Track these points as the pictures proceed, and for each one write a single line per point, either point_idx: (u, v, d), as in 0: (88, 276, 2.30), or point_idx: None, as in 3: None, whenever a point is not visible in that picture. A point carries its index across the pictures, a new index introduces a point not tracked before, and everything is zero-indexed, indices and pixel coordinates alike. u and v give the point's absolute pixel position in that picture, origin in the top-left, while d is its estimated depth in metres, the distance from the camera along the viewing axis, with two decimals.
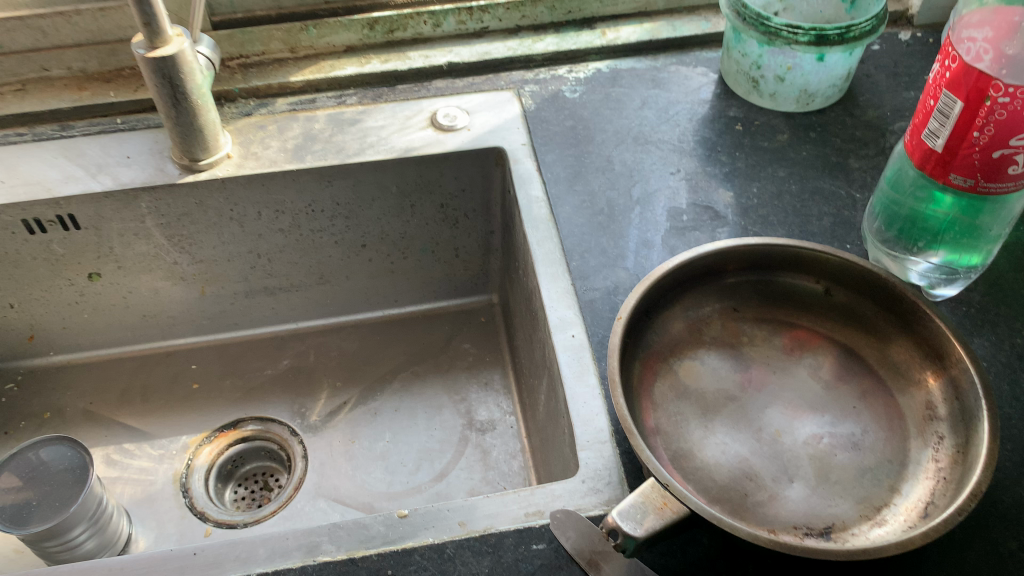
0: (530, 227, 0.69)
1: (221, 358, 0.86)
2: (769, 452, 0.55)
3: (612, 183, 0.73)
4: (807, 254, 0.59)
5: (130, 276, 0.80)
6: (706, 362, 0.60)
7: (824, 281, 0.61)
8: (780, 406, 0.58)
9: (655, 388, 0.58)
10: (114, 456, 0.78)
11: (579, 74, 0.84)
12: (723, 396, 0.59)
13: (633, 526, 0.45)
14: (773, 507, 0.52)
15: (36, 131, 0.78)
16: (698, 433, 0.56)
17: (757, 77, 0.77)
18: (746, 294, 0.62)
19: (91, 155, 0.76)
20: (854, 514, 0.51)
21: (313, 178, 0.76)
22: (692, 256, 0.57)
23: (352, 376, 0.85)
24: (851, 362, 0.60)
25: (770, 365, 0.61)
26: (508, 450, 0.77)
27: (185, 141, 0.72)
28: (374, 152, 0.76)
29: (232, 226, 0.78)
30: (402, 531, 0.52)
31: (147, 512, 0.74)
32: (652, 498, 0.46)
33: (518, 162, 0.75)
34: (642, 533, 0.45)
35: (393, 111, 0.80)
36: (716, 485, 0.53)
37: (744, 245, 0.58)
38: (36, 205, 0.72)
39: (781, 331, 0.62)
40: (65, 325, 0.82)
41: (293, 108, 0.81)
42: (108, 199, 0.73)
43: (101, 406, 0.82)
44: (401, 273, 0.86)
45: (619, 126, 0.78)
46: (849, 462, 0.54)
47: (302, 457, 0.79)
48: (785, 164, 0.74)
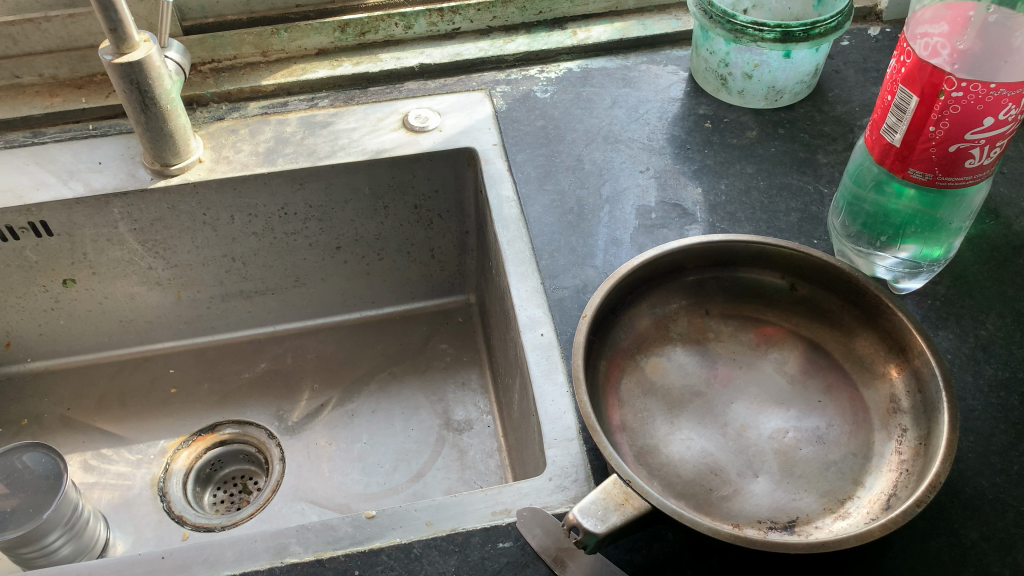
0: (500, 227, 0.69)
1: (198, 362, 0.86)
2: (735, 447, 0.56)
3: (582, 182, 0.73)
4: (771, 249, 0.59)
5: (105, 282, 0.80)
6: (673, 359, 0.61)
7: (789, 277, 0.61)
8: (746, 401, 0.59)
9: (621, 385, 0.58)
10: (92, 461, 0.78)
11: (551, 73, 0.85)
12: (689, 392, 0.59)
13: (594, 522, 0.45)
14: (738, 501, 0.53)
15: (7, 139, 0.78)
16: (664, 429, 0.57)
17: (725, 75, 0.78)
18: (712, 291, 0.63)
19: (62, 161, 0.76)
20: (817, 507, 0.52)
21: (285, 181, 0.76)
22: (656, 253, 0.58)
23: (330, 378, 0.85)
24: (816, 356, 0.60)
25: (736, 361, 0.61)
26: (485, 449, 0.78)
27: (156, 146, 0.72)
28: (346, 154, 0.76)
29: (206, 231, 0.78)
30: (369, 532, 0.52)
31: (124, 516, 0.74)
32: (614, 494, 0.47)
33: (489, 163, 0.75)
34: (603, 529, 0.45)
35: (365, 113, 0.80)
36: (682, 481, 0.54)
37: (707, 242, 0.59)
38: (8, 212, 0.72)
39: (747, 327, 0.63)
40: (41, 332, 0.82)
41: (265, 111, 0.81)
42: (79, 205, 0.74)
43: (78, 412, 0.82)
44: (377, 274, 0.86)
45: (590, 125, 0.79)
46: (813, 456, 0.55)
47: (280, 460, 0.79)
48: (754, 161, 0.74)
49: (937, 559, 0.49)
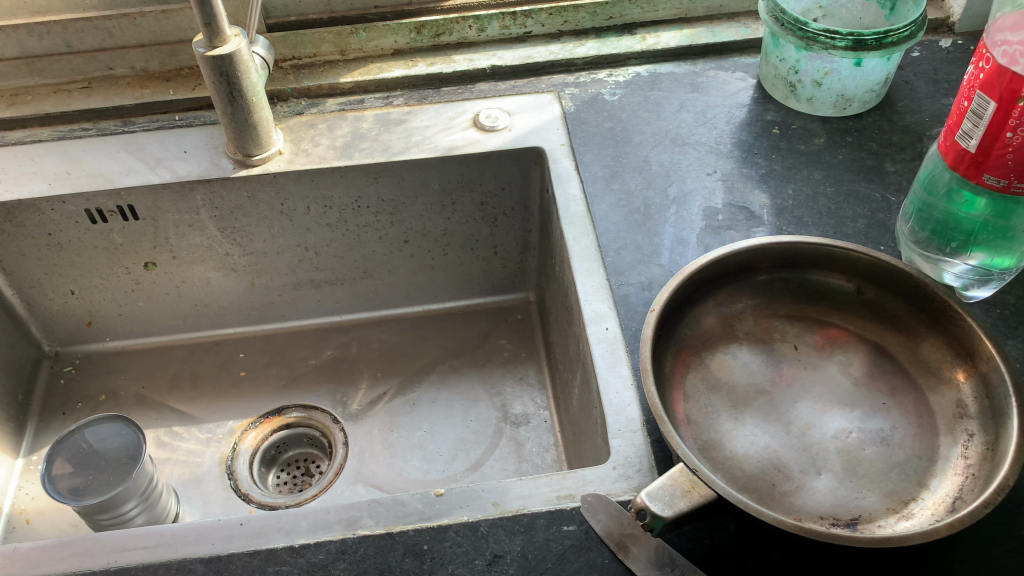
0: (568, 223, 0.71)
1: (267, 348, 0.90)
2: (798, 445, 0.57)
3: (648, 183, 0.74)
4: (839, 252, 0.60)
5: (183, 267, 0.84)
6: (738, 357, 0.62)
7: (856, 280, 0.61)
8: (810, 401, 0.59)
9: (686, 380, 0.59)
10: (164, 438, 0.81)
11: (619, 77, 0.86)
12: (752, 389, 0.60)
13: (662, 507, 0.47)
14: (800, 497, 0.53)
15: (99, 126, 0.83)
16: (727, 424, 0.58)
17: (794, 82, 0.79)
18: (778, 292, 0.63)
19: (150, 149, 0.80)
20: (881, 507, 0.52)
21: (361, 174, 0.78)
22: (725, 252, 0.59)
23: (392, 368, 0.87)
24: (881, 360, 0.61)
25: (801, 362, 0.62)
26: (542, 443, 0.79)
27: (240, 137, 0.75)
28: (419, 150, 0.79)
29: (282, 220, 0.81)
30: (437, 509, 0.54)
31: (194, 491, 0.77)
32: (681, 481, 0.48)
33: (557, 162, 0.77)
34: (670, 514, 0.46)
35: (438, 112, 0.83)
36: (744, 475, 0.55)
37: (776, 242, 0.60)
38: (99, 195, 0.76)
39: (813, 329, 0.63)
40: (121, 312, 0.87)
41: (342, 107, 0.84)
42: (165, 191, 0.77)
43: (152, 391, 0.86)
44: (442, 269, 0.89)
45: (657, 128, 0.80)
46: (876, 457, 0.55)
47: (343, 444, 0.81)
48: (821, 167, 0.75)
49: (1001, 563, 0.49)
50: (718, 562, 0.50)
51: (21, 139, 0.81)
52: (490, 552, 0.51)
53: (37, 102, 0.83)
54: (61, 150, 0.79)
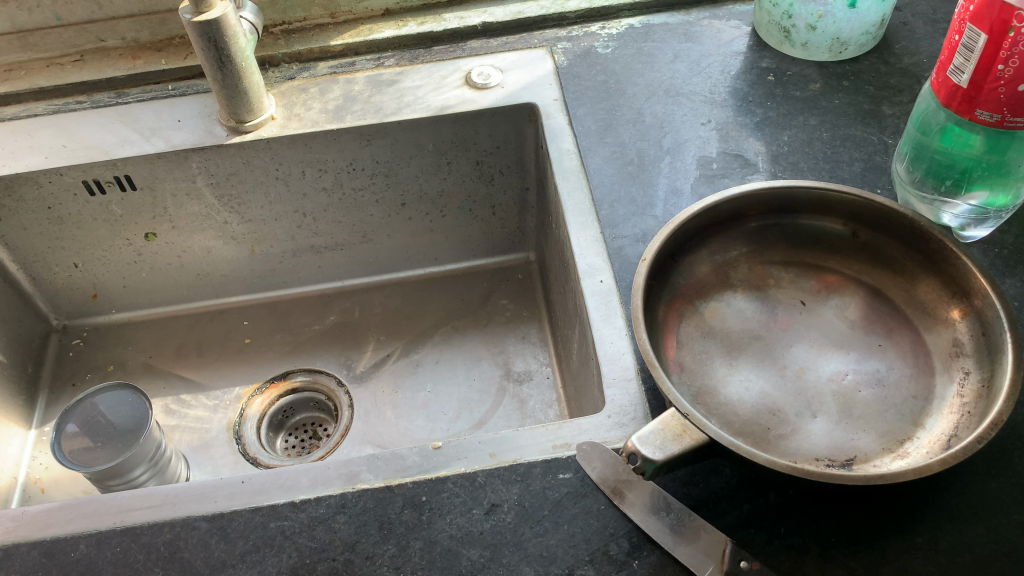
0: (561, 178, 0.70)
1: (271, 314, 0.91)
2: (794, 390, 0.57)
3: (642, 135, 0.74)
4: (833, 196, 0.59)
5: (184, 236, 0.84)
6: (733, 304, 0.62)
7: (851, 224, 0.61)
8: (806, 345, 0.60)
9: (680, 328, 0.59)
10: (172, 406, 0.83)
11: (612, 29, 0.85)
12: (748, 335, 0.60)
13: (652, 450, 0.47)
14: (796, 440, 0.53)
15: (93, 99, 0.83)
16: (722, 370, 0.58)
17: (788, 27, 0.77)
18: (773, 238, 0.63)
19: (144, 119, 0.80)
20: (876, 447, 0.52)
21: (354, 137, 0.78)
22: (716, 199, 0.58)
23: (395, 331, 0.88)
24: (877, 303, 0.60)
25: (797, 307, 0.62)
26: (544, 399, 0.80)
27: (231, 102, 0.75)
28: (411, 111, 0.78)
29: (278, 186, 0.81)
30: (435, 461, 0.54)
31: (203, 457, 0.79)
32: (672, 426, 0.48)
33: (550, 117, 0.76)
34: (661, 457, 0.47)
35: (429, 71, 0.82)
36: (739, 420, 0.55)
37: (769, 188, 0.59)
38: (95, 167, 0.77)
39: (808, 274, 0.63)
40: (125, 284, 0.88)
41: (333, 70, 0.83)
42: (160, 160, 0.77)
43: (159, 360, 0.87)
44: (440, 231, 0.89)
45: (651, 80, 0.79)
46: (872, 398, 0.55)
47: (348, 406, 0.82)
48: (817, 113, 0.74)
49: (997, 499, 0.49)
50: (713, 505, 0.50)
51: (17, 114, 0.81)
52: (487, 502, 0.52)
53: (30, 76, 0.83)
54: (55, 123, 0.80)
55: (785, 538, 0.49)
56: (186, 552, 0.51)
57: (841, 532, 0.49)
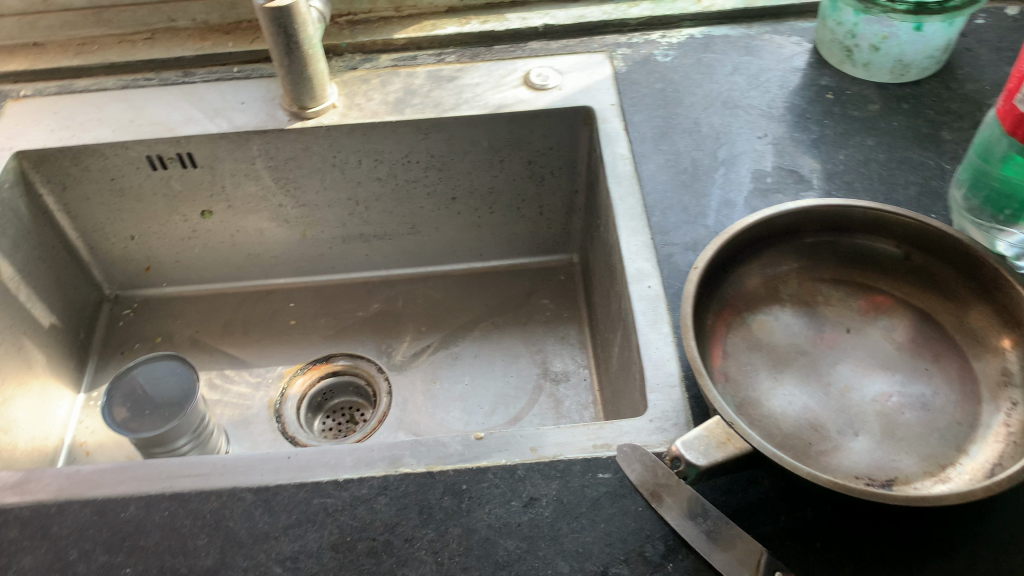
0: (615, 182, 0.71)
1: (317, 298, 0.93)
2: (837, 407, 0.57)
3: (697, 145, 0.74)
4: (888, 217, 0.59)
5: (239, 216, 0.86)
6: (780, 319, 0.62)
7: (904, 246, 0.61)
8: (851, 364, 0.60)
9: (727, 338, 0.60)
10: (217, 380, 0.85)
11: (672, 39, 0.86)
12: (794, 350, 0.61)
13: (696, 456, 0.47)
14: (837, 456, 0.54)
15: (161, 76, 0.85)
16: (767, 383, 0.58)
17: (851, 46, 0.77)
18: (824, 255, 0.64)
19: (209, 99, 0.82)
20: (918, 469, 0.52)
21: (411, 130, 0.79)
22: (771, 213, 0.59)
23: (437, 323, 0.89)
24: (926, 327, 0.60)
25: (844, 326, 0.62)
26: (580, 401, 0.80)
27: (295, 88, 0.77)
28: (469, 107, 0.79)
29: (334, 172, 0.83)
30: (477, 451, 0.55)
31: (244, 432, 0.80)
32: (716, 433, 0.48)
33: (606, 122, 0.76)
34: (704, 463, 0.47)
35: (489, 70, 0.83)
36: (781, 433, 0.55)
37: (825, 205, 0.59)
38: (160, 143, 0.79)
39: (857, 294, 0.63)
40: (178, 259, 0.90)
41: (395, 63, 0.85)
42: (223, 140, 0.79)
43: (206, 335, 0.89)
44: (487, 227, 0.90)
45: (709, 90, 0.79)
46: (916, 421, 0.55)
47: (387, 393, 0.84)
48: (874, 133, 0.74)
49: None
50: (750, 515, 0.51)
51: (88, 87, 0.84)
52: (526, 495, 0.53)
53: (103, 51, 0.86)
54: (124, 98, 0.82)
55: (821, 553, 0.49)
56: (231, 521, 0.53)
57: (877, 551, 0.49)
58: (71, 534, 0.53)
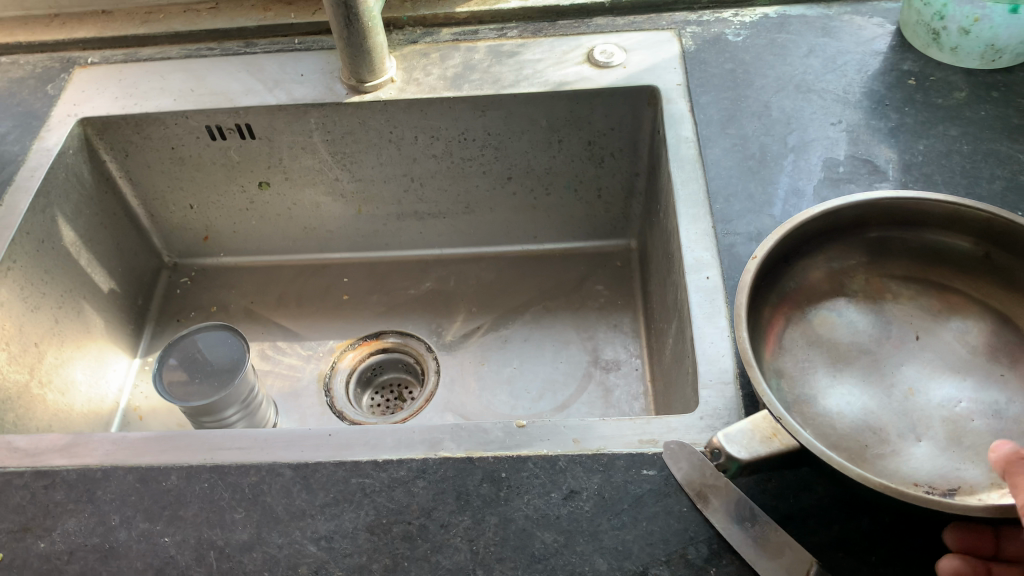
0: (676, 167, 0.68)
1: (370, 274, 0.92)
2: (898, 410, 0.54)
3: (767, 129, 0.70)
4: (966, 212, 0.54)
5: (295, 189, 0.86)
6: (844, 315, 0.59)
7: (984, 243, 0.56)
8: (919, 365, 0.56)
9: (785, 333, 0.58)
10: (268, 351, 0.86)
11: (745, 18, 0.81)
12: (856, 349, 0.58)
13: (737, 449, 0.46)
14: (895, 462, 0.51)
15: (224, 46, 0.85)
16: (825, 381, 0.56)
17: (938, 29, 0.72)
18: (895, 251, 0.59)
19: (269, 70, 0.81)
20: (984, 480, 0.48)
21: (469, 106, 0.78)
22: (835, 203, 0.55)
23: (488, 304, 0.88)
24: (1005, 331, 0.56)
25: (913, 325, 0.58)
26: (631, 391, 0.78)
27: (353, 61, 0.76)
28: (529, 84, 0.77)
29: (390, 148, 0.82)
30: (518, 439, 0.54)
31: (292, 405, 0.81)
32: (762, 427, 0.46)
33: (671, 103, 0.73)
34: (745, 457, 0.45)
35: (552, 46, 0.80)
36: (836, 434, 0.52)
37: (896, 197, 0.55)
38: (219, 113, 0.79)
39: (931, 292, 0.59)
40: (235, 229, 0.91)
41: (456, 38, 0.83)
42: (281, 112, 0.78)
43: (260, 307, 0.90)
44: (543, 209, 0.88)
45: (782, 73, 0.75)
46: (985, 429, 0.51)
47: (435, 372, 0.83)
48: (959, 123, 0.69)
49: None
50: (801, 522, 0.48)
51: (153, 56, 0.85)
52: (567, 487, 0.51)
53: (169, 21, 0.87)
54: (187, 68, 0.83)
55: (876, 568, 0.46)
56: (269, 497, 0.52)
57: None
58: (114, 498, 0.53)
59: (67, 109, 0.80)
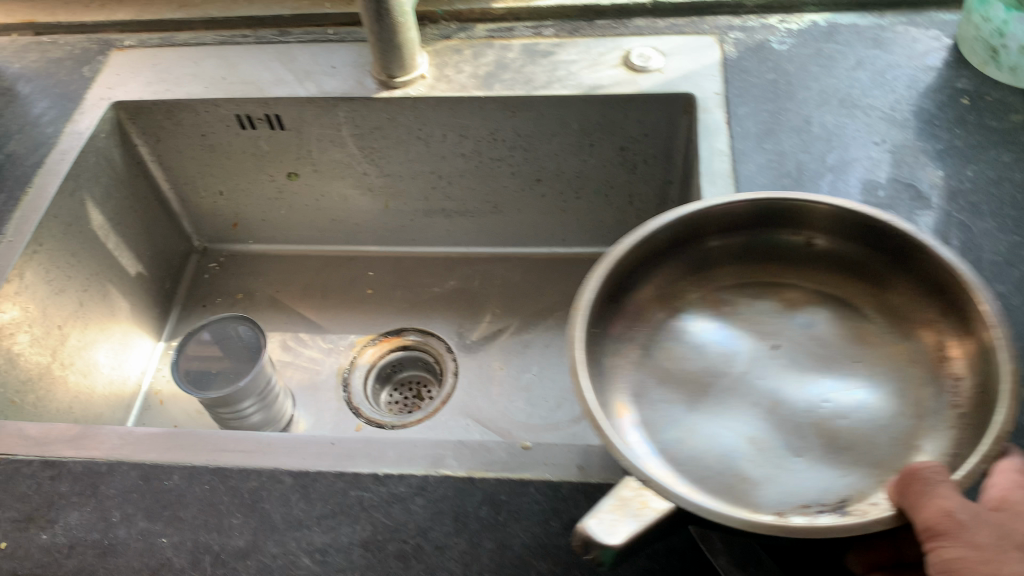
0: (707, 182, 0.65)
1: (396, 268, 0.92)
2: (722, 416, 0.52)
3: (805, 146, 0.67)
4: (778, 207, 0.53)
5: (323, 180, 0.85)
6: (675, 338, 0.57)
7: (806, 233, 0.55)
8: (769, 375, 0.54)
9: (637, 373, 0.54)
10: (290, 342, 0.86)
11: (792, 25, 0.78)
12: (691, 377, 0.55)
13: (608, 534, 0.37)
14: (762, 488, 0.47)
15: (258, 34, 0.84)
16: (659, 413, 0.53)
17: (997, 46, 0.68)
18: (716, 262, 0.57)
19: (301, 61, 0.80)
20: (871, 483, 0.46)
21: (499, 107, 0.76)
22: (659, 224, 0.51)
23: (512, 306, 0.87)
24: (844, 314, 0.56)
25: (760, 333, 0.57)
26: None
27: (383, 57, 0.75)
28: (561, 86, 0.74)
29: (419, 145, 0.80)
30: (521, 462, 0.52)
31: (310, 398, 0.81)
32: (629, 499, 0.38)
33: (707, 112, 0.70)
34: (618, 542, 0.36)
35: (587, 46, 0.78)
36: (647, 458, 0.50)
37: (696, 214, 0.52)
38: (249, 102, 0.78)
39: (769, 293, 0.58)
40: (264, 217, 0.91)
41: (491, 34, 0.81)
42: (311, 105, 0.77)
43: (285, 296, 0.90)
44: (573, 213, 0.86)
45: (826, 85, 0.72)
46: (857, 426, 0.50)
47: (453, 373, 0.82)
48: (1012, 149, 0.65)
49: None
50: None
51: (188, 41, 0.85)
52: (567, 517, 0.50)
53: (205, 6, 0.86)
54: (220, 55, 0.82)
55: None
56: (267, 504, 0.52)
57: None
58: (116, 495, 0.54)
59: (100, 92, 0.80)
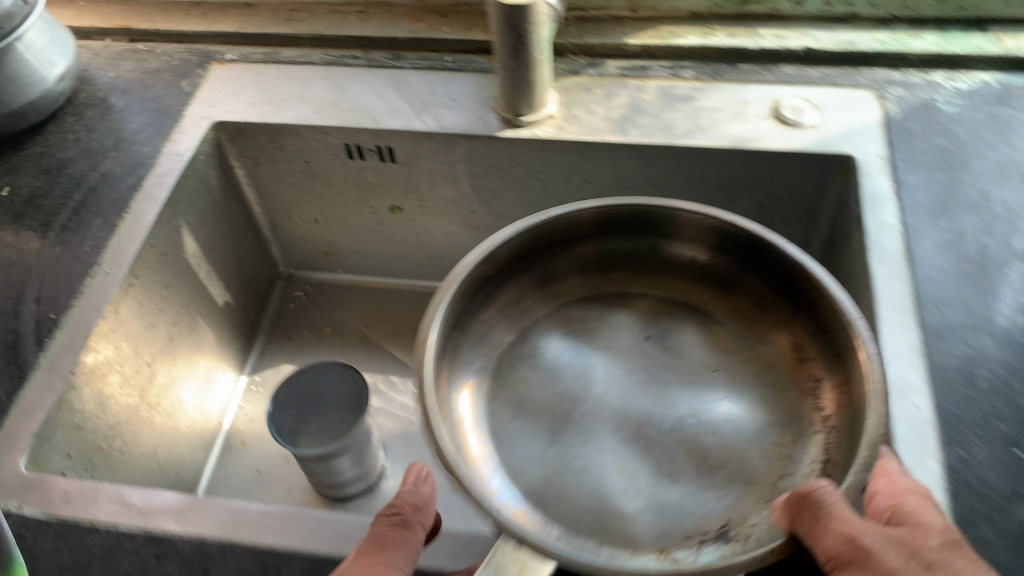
0: (879, 260, 0.58)
1: None
2: (587, 443, 0.55)
3: (986, 227, 0.61)
4: (620, 217, 0.58)
5: (428, 217, 0.80)
6: (550, 358, 0.60)
7: (663, 244, 0.60)
8: (623, 391, 0.58)
9: (484, 403, 0.57)
10: (381, 386, 0.81)
11: (960, 84, 0.71)
12: (550, 402, 0.57)
13: None
14: (630, 519, 0.50)
15: (370, 56, 0.79)
16: (515, 436, 0.56)
17: None
18: (561, 274, 0.62)
19: (418, 90, 0.75)
20: (748, 499, 0.50)
21: (633, 154, 0.69)
22: (497, 242, 0.53)
23: None
24: (701, 319, 0.62)
25: (619, 351, 0.60)
26: None
27: (512, 93, 0.68)
28: (705, 136, 0.68)
29: (538, 188, 0.74)
30: None
31: (403, 450, 0.76)
32: (504, 554, 0.37)
33: (871, 179, 0.64)
34: None
35: (731, 93, 0.71)
36: (551, 488, 0.52)
37: (540, 227, 0.55)
38: (362, 133, 0.72)
39: (613, 300, 0.63)
40: (357, 248, 0.85)
41: (624, 72, 0.75)
42: (428, 139, 0.72)
43: (376, 333, 0.85)
44: None
45: (1003, 156, 0.65)
46: (733, 445, 0.53)
47: None
48: None
49: None
50: None
51: (294, 58, 0.79)
52: None
53: (314, 22, 0.81)
54: (330, 77, 0.77)
55: None
56: None
57: None
58: None
59: (201, 110, 0.75)
